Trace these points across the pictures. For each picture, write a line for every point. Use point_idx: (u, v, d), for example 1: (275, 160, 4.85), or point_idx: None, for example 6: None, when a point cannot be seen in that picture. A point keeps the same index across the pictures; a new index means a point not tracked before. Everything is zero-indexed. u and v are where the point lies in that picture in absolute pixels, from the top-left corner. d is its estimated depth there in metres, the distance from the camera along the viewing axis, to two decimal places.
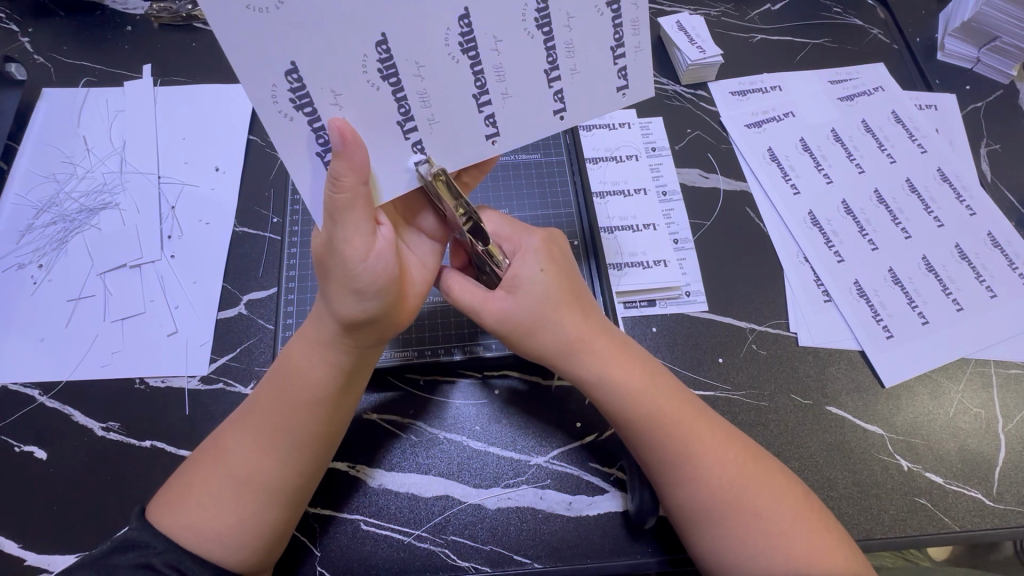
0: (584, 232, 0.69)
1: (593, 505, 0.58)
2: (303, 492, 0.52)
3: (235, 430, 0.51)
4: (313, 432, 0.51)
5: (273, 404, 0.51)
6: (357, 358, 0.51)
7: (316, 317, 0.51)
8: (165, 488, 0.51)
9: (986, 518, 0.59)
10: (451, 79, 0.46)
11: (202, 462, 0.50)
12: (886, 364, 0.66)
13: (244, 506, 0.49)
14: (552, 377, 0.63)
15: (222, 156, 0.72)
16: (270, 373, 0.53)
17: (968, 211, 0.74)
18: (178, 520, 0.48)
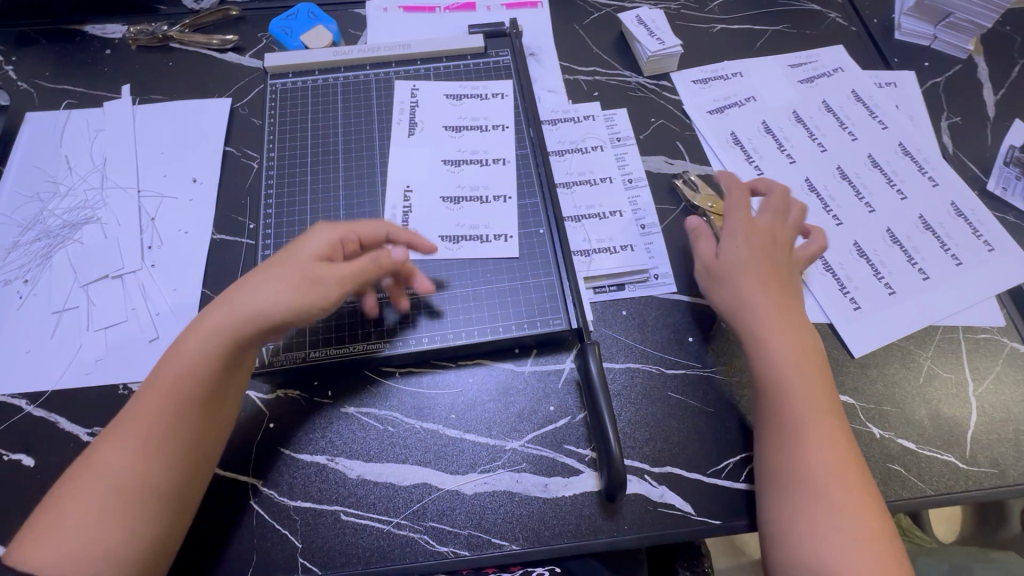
0: (549, 220, 0.69)
1: (569, 486, 0.59)
2: (173, 518, 0.51)
3: (109, 442, 0.51)
4: (182, 447, 0.52)
5: (149, 409, 0.52)
6: (232, 359, 0.54)
7: (199, 321, 0.55)
8: (28, 524, 0.49)
9: (960, 481, 0.60)
10: (455, 177, 0.71)
11: (67, 491, 0.50)
12: (855, 334, 0.66)
13: (107, 541, 0.48)
14: (525, 363, 0.64)
15: (200, 167, 0.75)
16: (145, 381, 0.54)
17: (931, 182, 0.76)
18: (43, 559, 0.47)
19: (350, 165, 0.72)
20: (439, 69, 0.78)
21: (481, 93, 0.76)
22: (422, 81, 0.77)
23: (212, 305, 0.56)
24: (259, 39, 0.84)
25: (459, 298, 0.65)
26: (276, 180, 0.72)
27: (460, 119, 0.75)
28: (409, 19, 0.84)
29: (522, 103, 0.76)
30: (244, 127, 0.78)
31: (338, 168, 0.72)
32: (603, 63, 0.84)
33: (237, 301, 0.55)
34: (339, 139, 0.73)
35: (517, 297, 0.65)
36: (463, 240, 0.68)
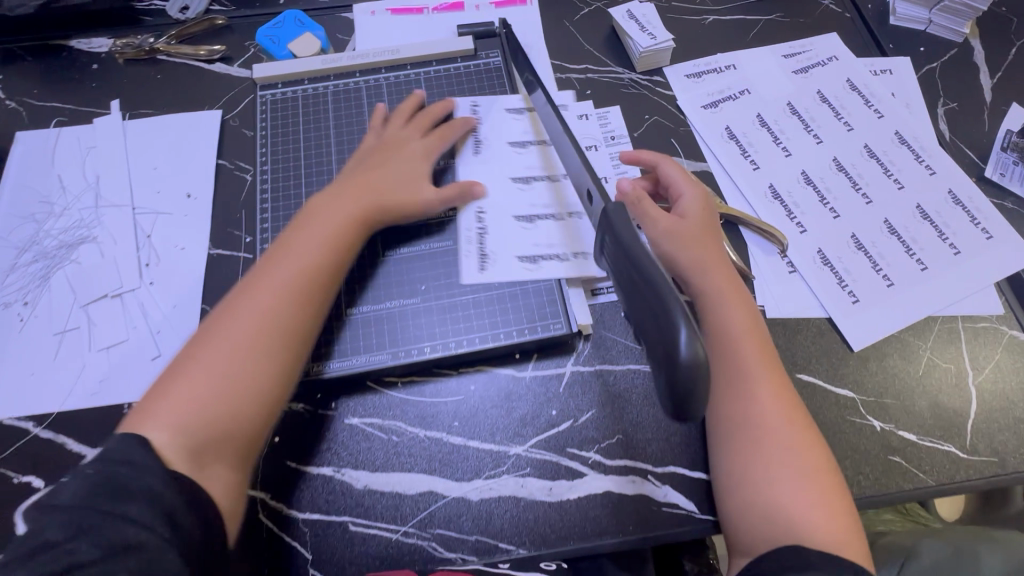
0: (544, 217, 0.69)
1: (573, 489, 0.60)
2: (273, 401, 0.57)
3: (214, 330, 0.58)
4: (278, 328, 0.58)
5: (250, 301, 0.59)
6: (330, 261, 0.62)
7: (338, 224, 0.63)
8: (134, 411, 0.54)
9: (961, 470, 0.60)
10: (510, 197, 0.70)
11: (179, 371, 0.56)
12: (853, 328, 0.67)
13: (227, 406, 0.55)
14: (525, 368, 0.64)
15: (194, 181, 0.75)
16: (242, 283, 0.61)
17: (928, 170, 0.75)
18: (164, 420, 0.53)
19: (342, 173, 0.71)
20: (430, 73, 0.77)
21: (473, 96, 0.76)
22: (412, 86, 0.76)
23: (308, 217, 0.64)
24: (247, 48, 0.83)
25: (458, 305, 0.66)
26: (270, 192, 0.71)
27: (490, 139, 0.73)
28: (396, 23, 0.83)
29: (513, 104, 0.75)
30: (236, 138, 0.77)
31: (330, 176, 0.71)
32: (594, 60, 0.83)
33: (347, 209, 0.64)
34: (330, 147, 0.72)
35: (516, 302, 0.65)
36: (543, 260, 0.67)
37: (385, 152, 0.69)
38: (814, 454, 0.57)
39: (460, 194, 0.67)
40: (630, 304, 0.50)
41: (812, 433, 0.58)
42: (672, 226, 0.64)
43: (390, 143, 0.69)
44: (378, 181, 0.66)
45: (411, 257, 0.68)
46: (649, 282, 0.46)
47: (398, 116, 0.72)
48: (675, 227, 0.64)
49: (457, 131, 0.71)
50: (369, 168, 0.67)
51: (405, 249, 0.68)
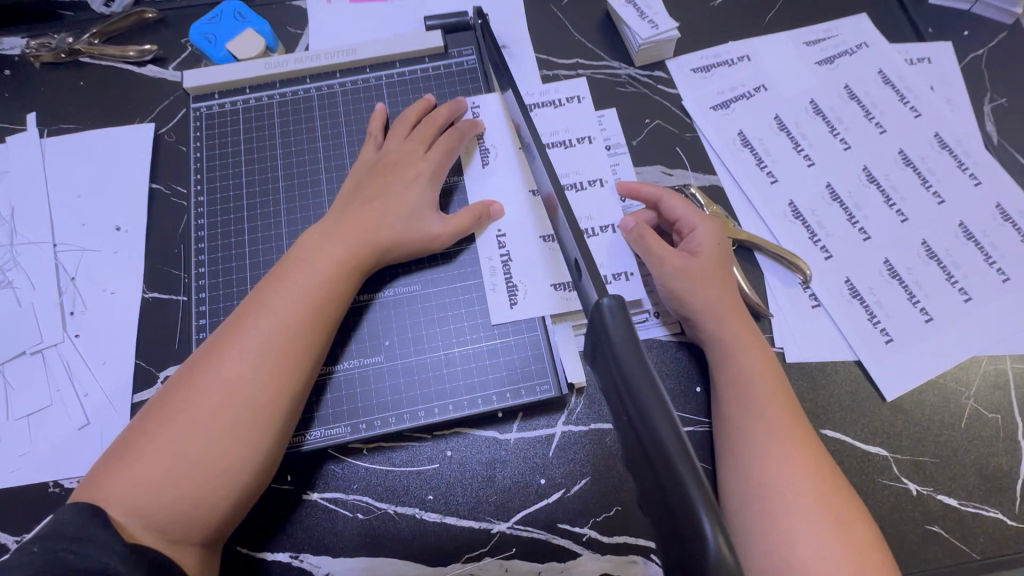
0: (528, 240, 0.59)
1: (566, 572, 0.52)
2: (258, 476, 0.47)
3: (204, 385, 0.47)
4: (270, 391, 0.47)
5: (244, 354, 0.48)
6: (328, 302, 0.51)
7: (332, 249, 0.52)
8: (96, 470, 0.45)
9: (1009, 539, 0.53)
10: (517, 215, 0.60)
11: (147, 431, 0.46)
12: (886, 373, 0.58)
13: (197, 484, 0.44)
14: (509, 429, 0.56)
15: (124, 211, 0.64)
16: (228, 321, 0.50)
17: (973, 180, 0.65)
18: (125, 496, 0.43)
19: (292, 201, 0.61)
20: (394, 76, 0.66)
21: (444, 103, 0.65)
22: (373, 93, 0.65)
23: (320, 238, 0.53)
24: (183, 48, 0.72)
25: (428, 362, 0.56)
26: (207, 224, 0.60)
27: (490, 148, 0.63)
28: (354, 14, 0.71)
29: (492, 109, 0.64)
30: (171, 158, 0.67)
31: (278, 205, 0.61)
32: (586, 53, 0.71)
33: (348, 241, 0.53)
34: (278, 170, 0.62)
35: (497, 354, 0.56)
36: None
37: (386, 168, 0.58)
38: (857, 530, 0.45)
39: (473, 222, 0.58)
40: (633, 460, 0.33)
41: (853, 502, 0.47)
42: (682, 266, 0.55)
43: (391, 157, 0.59)
44: (379, 203, 0.55)
45: (405, 296, 0.58)
46: (661, 452, 0.29)
47: (402, 126, 0.61)
48: (688, 266, 0.55)
49: (463, 141, 0.60)
50: (365, 186, 0.57)
51: (365, 295, 0.57)
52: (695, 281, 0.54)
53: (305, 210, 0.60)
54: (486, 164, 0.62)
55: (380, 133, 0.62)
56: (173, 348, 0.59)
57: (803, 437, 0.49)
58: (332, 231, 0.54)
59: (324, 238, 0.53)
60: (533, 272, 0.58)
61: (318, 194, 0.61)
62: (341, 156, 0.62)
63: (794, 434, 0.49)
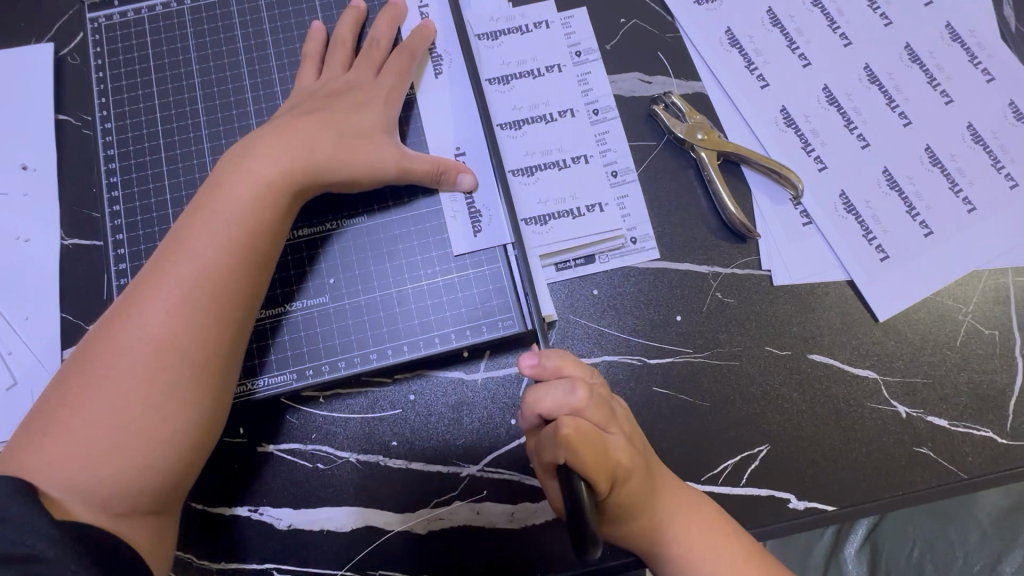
0: (490, 164, 0.52)
1: (539, 512, 0.50)
2: (205, 432, 0.43)
3: (126, 341, 0.41)
4: (203, 339, 0.42)
5: (167, 304, 0.42)
6: (259, 236, 0.45)
7: (254, 172, 0.45)
8: (22, 439, 0.41)
9: (998, 458, 0.51)
10: (476, 130, 0.53)
11: (70, 398, 0.41)
12: (879, 292, 0.54)
13: (138, 452, 0.41)
14: (477, 368, 0.52)
15: (30, 148, 0.56)
16: (145, 269, 0.44)
17: (985, 76, 0.58)
18: (57, 470, 0.39)
19: (215, 126, 0.53)
20: None
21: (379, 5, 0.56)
22: None
23: (237, 160, 0.46)
24: None
25: (381, 303, 0.51)
26: (121, 160, 0.53)
27: (442, 56, 0.54)
28: None
29: (442, 11, 0.55)
30: (76, 84, 0.58)
31: (200, 134, 0.53)
32: None
33: (277, 170, 0.46)
34: (196, 90, 0.54)
35: (456, 289, 0.51)
36: (553, 219, 0.54)
37: (331, 94, 0.50)
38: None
39: (433, 175, 0.50)
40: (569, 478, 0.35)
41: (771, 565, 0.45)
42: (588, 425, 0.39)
43: (334, 81, 0.51)
44: (320, 127, 0.48)
45: (352, 231, 0.51)
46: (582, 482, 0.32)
47: (341, 49, 0.53)
48: (597, 437, 0.39)
49: (415, 62, 0.53)
50: (301, 111, 0.49)
51: (304, 230, 0.51)
52: (588, 444, 0.38)
53: (231, 136, 0.53)
54: (439, 76, 0.54)
55: (321, 55, 0.54)
56: (100, 298, 0.53)
57: (692, 518, 0.45)
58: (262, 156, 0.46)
59: (252, 162, 0.46)
60: (495, 199, 0.52)
61: (244, 117, 0.53)
62: (268, 72, 0.54)
63: (694, 529, 0.44)
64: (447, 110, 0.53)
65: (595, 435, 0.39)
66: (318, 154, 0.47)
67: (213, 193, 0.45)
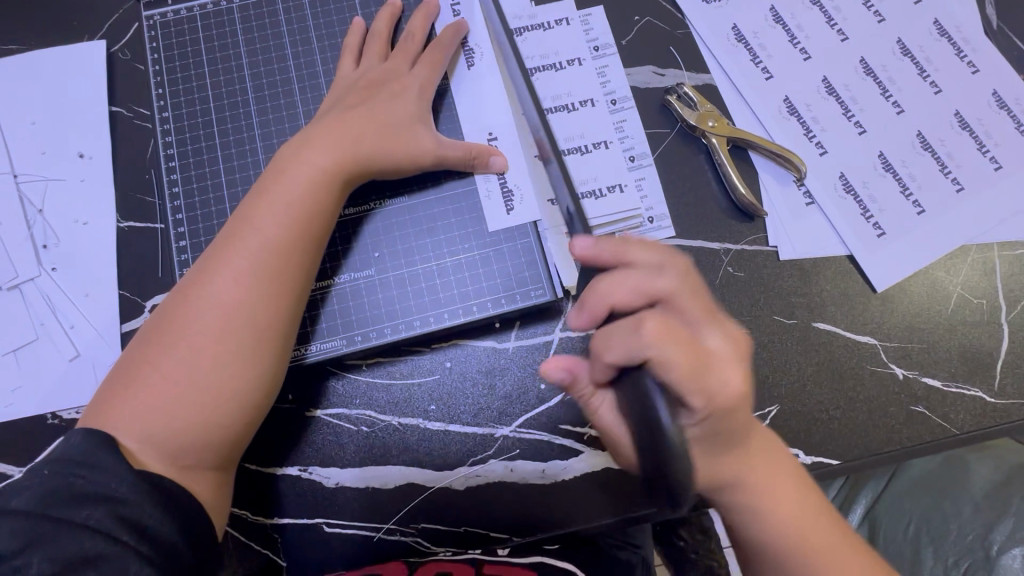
0: (520, 149, 0.57)
1: (568, 468, 0.54)
2: (264, 396, 0.47)
3: (198, 310, 0.46)
4: (267, 310, 0.46)
5: (235, 277, 0.46)
6: (315, 215, 0.49)
7: (312, 158, 0.50)
8: (104, 398, 0.45)
9: (987, 414, 0.56)
10: (506, 117, 0.58)
11: (147, 360, 0.45)
12: (877, 265, 0.58)
13: (208, 409, 0.45)
14: (508, 338, 0.56)
15: (86, 137, 0.60)
16: (214, 245, 0.48)
17: (970, 68, 0.63)
18: (139, 425, 0.43)
19: (263, 115, 0.57)
20: None
21: (413, 3, 0.60)
22: None
23: (294, 147, 0.51)
24: None
25: (420, 277, 0.55)
26: (177, 147, 0.57)
27: (473, 50, 0.59)
28: None
29: (472, 9, 0.60)
30: (128, 78, 0.62)
31: (250, 123, 0.57)
32: None
33: (330, 156, 0.50)
34: (246, 82, 0.58)
35: (489, 263, 0.55)
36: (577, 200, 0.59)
37: (372, 85, 0.55)
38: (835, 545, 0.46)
39: (467, 159, 0.55)
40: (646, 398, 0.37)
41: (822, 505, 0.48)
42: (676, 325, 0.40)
43: (373, 74, 0.55)
44: (365, 117, 0.52)
45: (393, 211, 0.56)
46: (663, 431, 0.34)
47: (378, 42, 0.57)
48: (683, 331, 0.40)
49: (448, 56, 0.57)
50: (347, 101, 0.53)
51: (349, 210, 0.55)
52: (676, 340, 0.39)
53: (278, 125, 0.57)
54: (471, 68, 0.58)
55: (359, 48, 0.58)
56: (155, 275, 0.57)
57: (756, 461, 0.46)
58: (316, 141, 0.51)
59: (306, 147, 0.50)
60: (526, 181, 0.56)
61: (291, 107, 0.57)
62: (313, 65, 0.58)
63: (758, 470, 0.46)
64: (479, 100, 0.58)
65: (682, 332, 0.40)
66: (364, 141, 0.51)
67: (273, 176, 0.50)
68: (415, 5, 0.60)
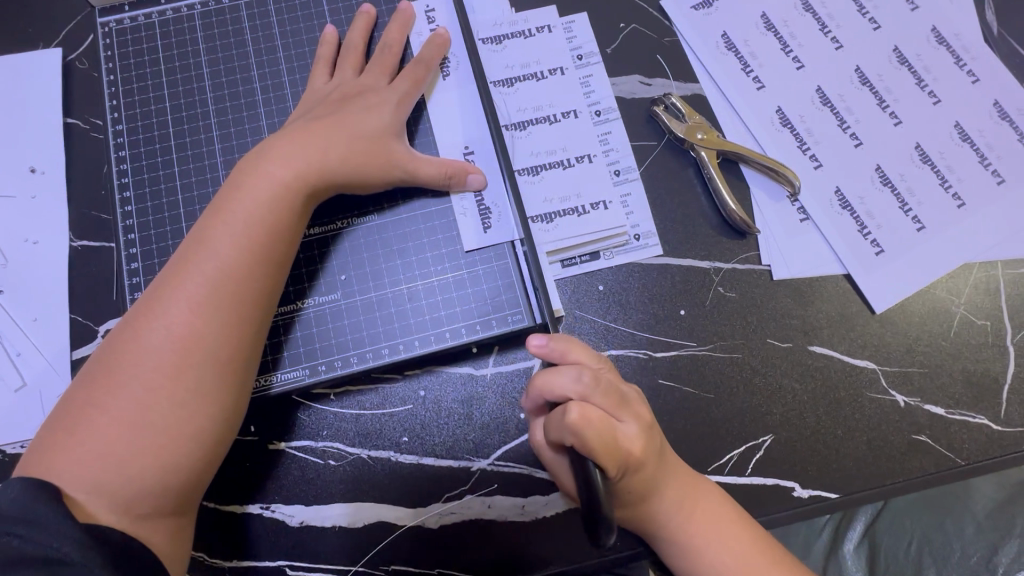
0: (498, 164, 0.54)
1: (549, 505, 0.51)
2: (227, 429, 0.44)
3: (149, 342, 0.42)
4: (228, 340, 0.43)
5: (188, 304, 0.43)
6: (276, 234, 0.46)
7: (272, 173, 0.46)
8: (45, 442, 0.41)
9: (993, 444, 0.53)
10: (482, 130, 0.54)
11: (93, 400, 0.41)
12: (874, 284, 0.55)
13: (161, 451, 0.41)
14: (485, 364, 0.53)
15: (39, 151, 0.57)
16: (165, 270, 0.45)
17: (970, 78, 0.60)
18: (83, 472, 0.40)
19: (226, 128, 0.54)
20: None
21: (387, 10, 0.57)
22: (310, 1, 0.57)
23: (253, 162, 0.47)
24: None
25: (392, 300, 0.51)
26: (133, 162, 0.53)
27: (450, 61, 0.56)
28: None
29: (448, 16, 0.57)
30: (85, 88, 0.59)
31: (211, 136, 0.54)
32: None
33: (292, 170, 0.47)
34: (207, 93, 0.54)
35: (465, 285, 0.52)
36: (558, 217, 0.55)
37: (344, 98, 0.51)
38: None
39: (443, 174, 0.51)
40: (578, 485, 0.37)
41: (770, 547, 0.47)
42: (596, 410, 0.40)
43: (347, 88, 0.52)
44: (334, 130, 0.49)
45: (361, 230, 0.52)
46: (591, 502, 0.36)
47: (353, 54, 0.54)
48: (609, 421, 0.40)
49: (429, 73, 0.54)
50: (315, 114, 0.50)
51: (315, 228, 0.52)
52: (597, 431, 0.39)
53: (241, 139, 0.54)
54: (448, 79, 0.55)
55: (332, 58, 0.55)
56: (108, 298, 0.54)
57: (696, 502, 0.47)
58: (276, 155, 0.47)
59: (266, 161, 0.47)
60: (505, 197, 0.53)
61: (255, 120, 0.54)
62: (278, 75, 0.55)
63: (695, 507, 0.47)
64: (455, 112, 0.55)
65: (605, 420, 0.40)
66: (330, 155, 0.48)
67: (229, 193, 0.46)
68: (387, 11, 0.57)
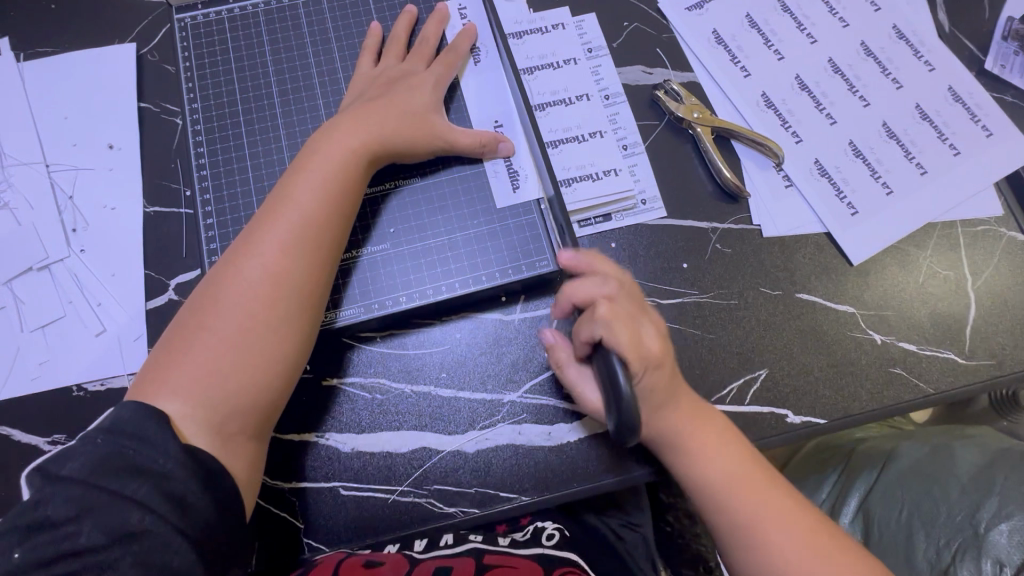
0: (524, 136, 0.62)
1: (572, 431, 0.57)
2: (297, 361, 0.50)
3: (241, 280, 0.49)
4: (307, 280, 0.50)
5: (274, 249, 0.50)
6: (346, 193, 0.53)
7: (340, 142, 0.54)
8: (151, 369, 0.47)
9: (959, 375, 0.60)
10: (509, 108, 0.63)
11: (193, 330, 0.48)
12: (851, 240, 0.63)
13: (252, 372, 0.48)
14: (513, 310, 0.60)
15: (117, 130, 0.64)
16: (252, 223, 0.52)
17: (927, 67, 0.70)
18: (186, 390, 0.46)
19: (286, 108, 0.62)
20: None
21: (425, 9, 0.66)
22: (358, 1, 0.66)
23: (323, 134, 0.55)
24: None
25: (433, 252, 0.59)
26: (206, 137, 0.61)
27: (479, 51, 0.64)
28: None
29: (478, 14, 0.66)
30: (156, 77, 0.66)
31: (274, 114, 0.62)
32: None
33: (358, 140, 0.55)
34: (270, 79, 0.63)
35: (496, 239, 0.59)
36: (576, 182, 0.63)
37: (390, 81, 0.60)
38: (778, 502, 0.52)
39: (478, 145, 0.59)
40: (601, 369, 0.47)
41: (764, 462, 0.53)
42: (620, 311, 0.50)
43: (392, 72, 0.60)
44: (385, 106, 0.57)
45: (404, 192, 0.60)
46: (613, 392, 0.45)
47: (396, 44, 0.63)
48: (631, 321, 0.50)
49: (460, 58, 0.62)
50: (368, 95, 0.58)
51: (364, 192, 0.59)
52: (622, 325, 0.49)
53: (300, 116, 0.62)
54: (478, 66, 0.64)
55: (378, 48, 0.63)
56: (179, 256, 0.61)
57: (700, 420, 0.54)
58: (339, 127, 0.55)
59: (333, 132, 0.55)
60: (530, 164, 0.61)
61: (312, 100, 0.62)
62: (331, 64, 0.64)
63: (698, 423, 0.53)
64: (485, 93, 0.63)
65: (630, 318, 0.50)
66: (383, 126, 0.56)
67: (304, 158, 0.54)
68: (424, 10, 0.66)
